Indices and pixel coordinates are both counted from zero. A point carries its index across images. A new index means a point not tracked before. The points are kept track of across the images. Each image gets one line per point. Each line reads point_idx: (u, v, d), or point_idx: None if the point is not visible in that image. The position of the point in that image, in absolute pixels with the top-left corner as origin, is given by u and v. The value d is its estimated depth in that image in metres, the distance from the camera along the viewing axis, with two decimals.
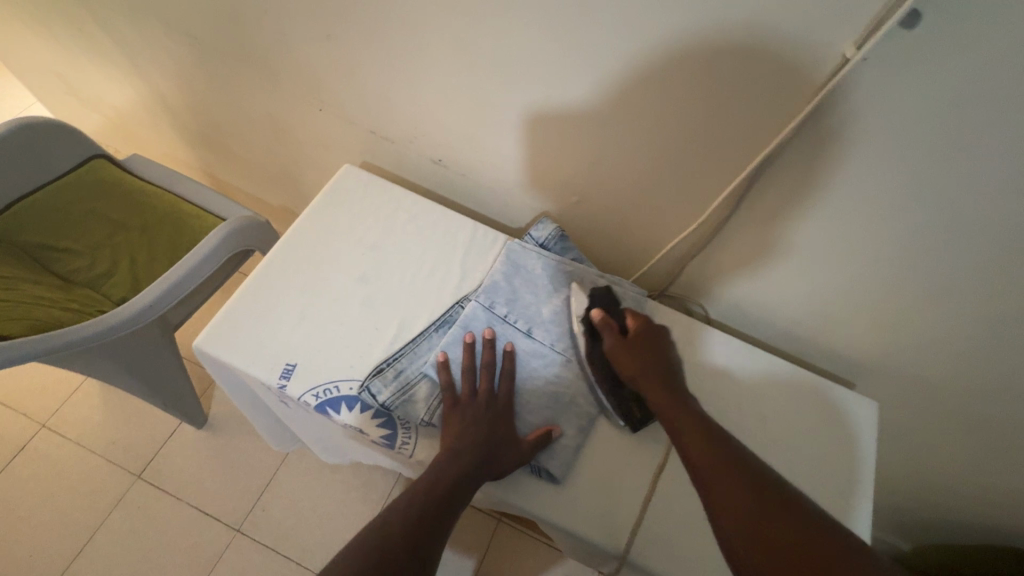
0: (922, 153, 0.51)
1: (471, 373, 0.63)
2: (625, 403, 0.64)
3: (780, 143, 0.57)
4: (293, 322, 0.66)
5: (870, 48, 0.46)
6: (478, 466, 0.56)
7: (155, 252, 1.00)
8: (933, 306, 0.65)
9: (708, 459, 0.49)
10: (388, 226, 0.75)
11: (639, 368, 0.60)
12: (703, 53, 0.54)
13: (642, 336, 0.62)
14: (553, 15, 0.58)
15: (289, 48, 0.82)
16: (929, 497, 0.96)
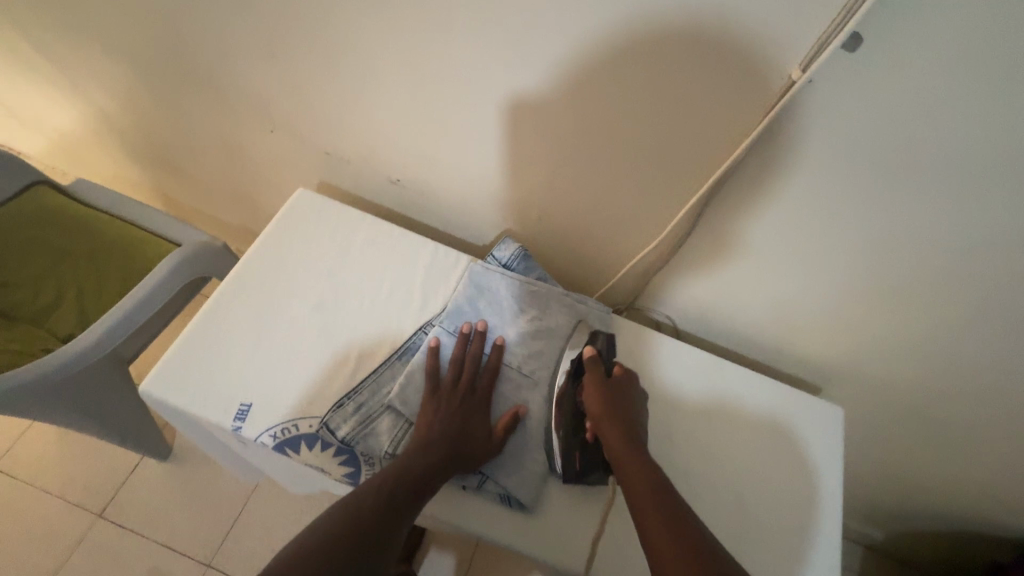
0: (872, 167, 0.52)
1: (455, 365, 0.64)
2: (569, 452, 0.61)
3: (736, 160, 0.57)
4: (249, 359, 0.64)
5: (815, 69, 0.46)
6: (448, 460, 0.56)
7: (105, 281, 0.95)
8: (889, 313, 0.66)
9: (657, 521, 0.48)
10: (346, 251, 0.73)
11: (608, 413, 0.59)
12: (656, 73, 0.54)
13: (619, 385, 0.62)
14: (504, 35, 0.57)
15: (237, 68, 0.79)
16: (895, 491, 0.98)
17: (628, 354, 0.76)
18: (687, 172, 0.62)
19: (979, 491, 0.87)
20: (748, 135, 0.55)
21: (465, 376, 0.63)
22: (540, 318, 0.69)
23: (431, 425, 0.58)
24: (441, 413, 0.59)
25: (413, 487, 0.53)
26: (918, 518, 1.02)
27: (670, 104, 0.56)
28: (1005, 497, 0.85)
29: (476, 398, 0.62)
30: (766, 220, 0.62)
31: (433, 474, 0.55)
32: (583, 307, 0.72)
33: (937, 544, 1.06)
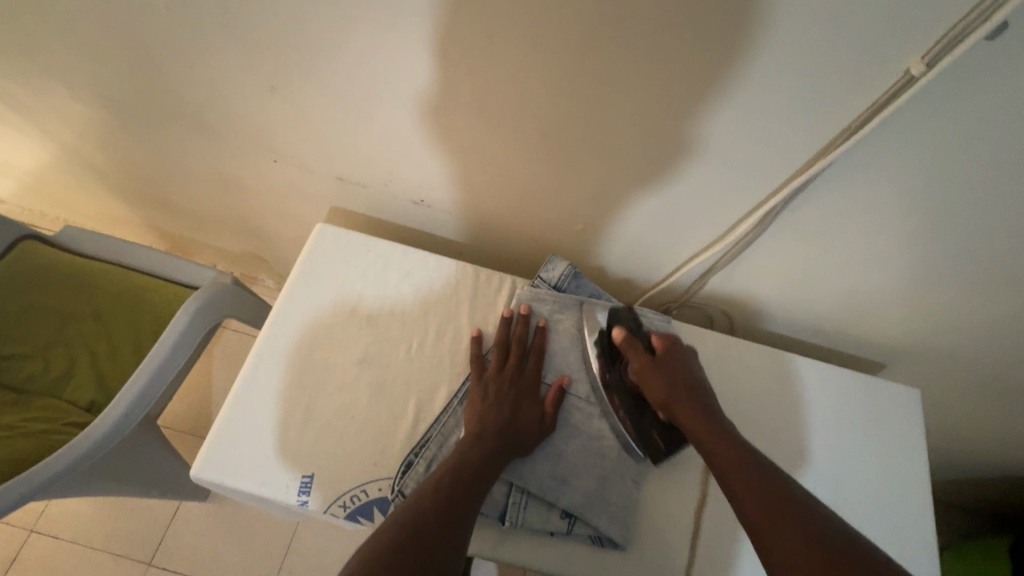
0: (978, 155, 0.48)
1: (501, 348, 0.63)
2: (647, 437, 0.60)
3: (825, 162, 0.52)
4: (301, 426, 0.59)
5: (943, 66, 0.41)
6: (504, 445, 0.55)
7: (117, 338, 0.89)
8: (977, 290, 0.63)
9: (752, 491, 0.45)
10: (380, 292, 0.67)
11: (669, 391, 0.56)
12: (738, 82, 0.47)
13: (670, 353, 0.59)
14: (552, 54, 0.49)
15: (226, 100, 0.69)
16: (957, 450, 0.97)
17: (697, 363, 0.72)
18: (757, 175, 0.57)
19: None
20: (846, 131, 0.50)
21: (512, 357, 0.62)
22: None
23: (486, 411, 0.57)
24: (492, 395, 0.59)
25: (472, 473, 0.51)
26: (977, 471, 1.02)
27: (750, 111, 0.50)
28: None
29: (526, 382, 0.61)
30: (846, 210, 0.58)
31: (488, 464, 0.53)
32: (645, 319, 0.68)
33: (993, 492, 1.07)
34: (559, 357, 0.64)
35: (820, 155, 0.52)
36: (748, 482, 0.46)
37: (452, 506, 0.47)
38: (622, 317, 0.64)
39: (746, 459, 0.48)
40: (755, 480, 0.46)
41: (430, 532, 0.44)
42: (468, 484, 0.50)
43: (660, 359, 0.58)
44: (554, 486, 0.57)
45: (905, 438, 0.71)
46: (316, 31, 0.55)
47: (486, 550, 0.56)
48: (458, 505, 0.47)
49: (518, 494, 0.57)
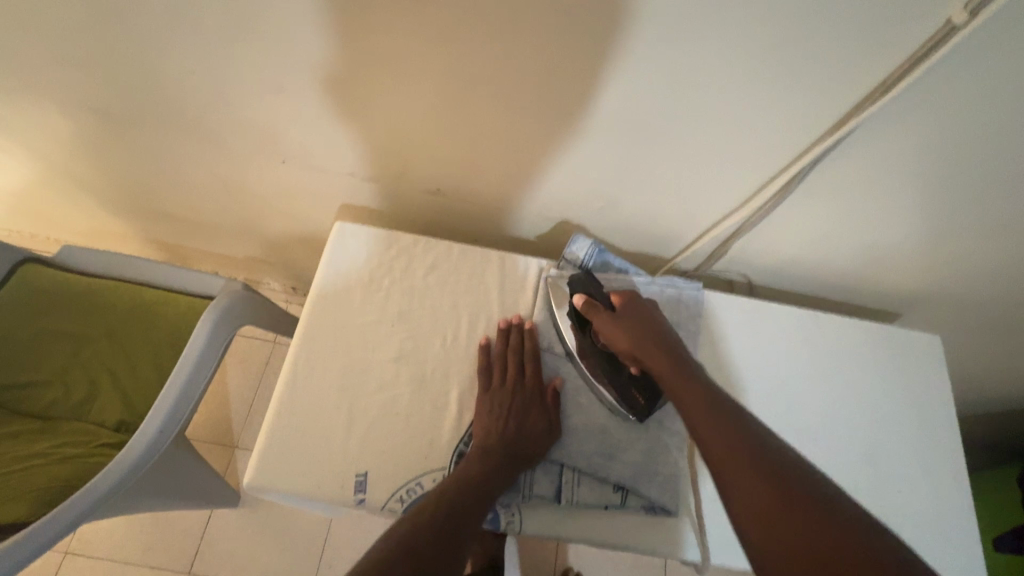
0: (1010, 104, 0.48)
1: (499, 359, 0.63)
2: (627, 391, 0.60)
3: (858, 121, 0.51)
4: (347, 427, 0.59)
5: (987, 15, 0.41)
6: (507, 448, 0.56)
7: (137, 355, 0.88)
8: (1003, 234, 0.64)
9: (713, 430, 0.47)
10: (408, 287, 0.67)
11: (638, 343, 0.56)
12: (770, 44, 0.47)
13: (628, 308, 0.60)
14: (579, 28, 0.48)
15: (228, 103, 0.67)
16: (972, 387, 1.00)
17: (724, 329, 0.73)
18: (784, 140, 0.57)
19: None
20: (878, 88, 0.49)
21: (512, 366, 0.62)
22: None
23: (491, 420, 0.58)
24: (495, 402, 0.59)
25: (473, 494, 0.51)
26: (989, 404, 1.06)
27: (781, 75, 0.49)
28: None
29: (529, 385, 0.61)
30: (874, 167, 0.58)
31: (490, 484, 0.53)
32: (671, 289, 0.70)
33: (1002, 420, 1.11)
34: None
35: (847, 117, 0.52)
36: (710, 423, 0.48)
37: (449, 527, 0.47)
38: (582, 280, 0.64)
39: (713, 404, 0.49)
40: (718, 419, 0.47)
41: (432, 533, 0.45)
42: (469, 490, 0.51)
43: (620, 314, 0.59)
44: (602, 462, 0.59)
45: (930, 383, 0.73)
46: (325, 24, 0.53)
47: (547, 529, 0.58)
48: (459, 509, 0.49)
49: (570, 472, 0.59)
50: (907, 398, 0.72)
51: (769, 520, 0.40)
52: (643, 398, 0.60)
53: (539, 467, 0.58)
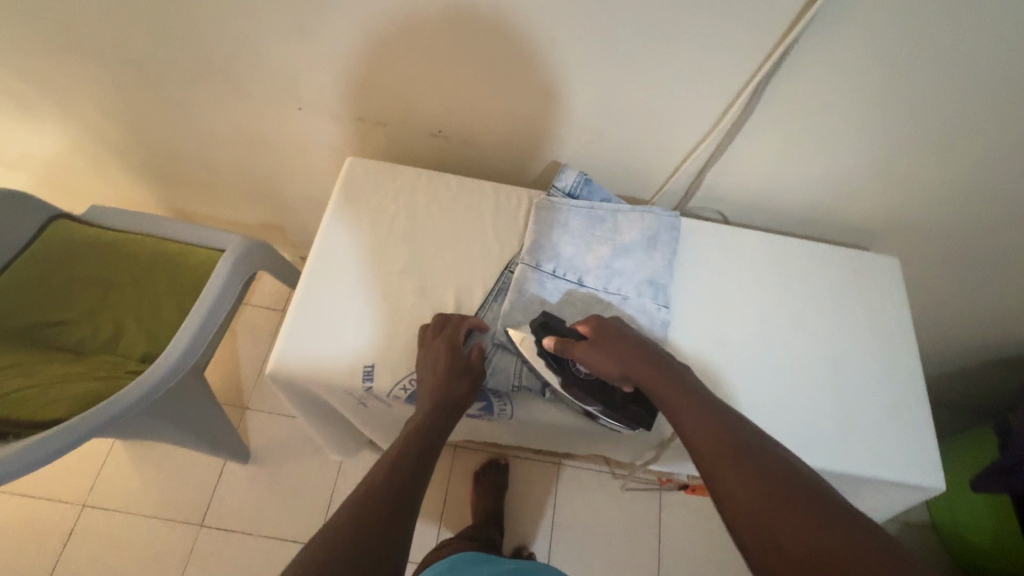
0: (930, 14, 0.55)
1: (436, 346, 0.62)
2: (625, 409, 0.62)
3: (796, 37, 0.59)
4: (355, 328, 0.66)
5: None
6: (444, 409, 0.58)
7: (160, 298, 0.95)
8: (944, 150, 0.71)
9: (704, 437, 0.51)
10: (412, 211, 0.74)
11: (626, 364, 0.59)
12: None
13: (602, 334, 0.61)
14: None
15: (250, 46, 0.75)
16: (936, 319, 1.08)
17: (705, 247, 0.78)
18: (739, 61, 0.63)
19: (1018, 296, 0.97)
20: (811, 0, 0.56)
21: (449, 353, 0.61)
22: (612, 237, 0.71)
23: (430, 380, 0.60)
24: (432, 363, 0.61)
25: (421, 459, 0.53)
26: (958, 338, 1.13)
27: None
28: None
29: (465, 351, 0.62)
30: (821, 85, 0.65)
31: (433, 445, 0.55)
32: (652, 216, 0.73)
33: (972, 358, 1.18)
34: (571, 259, 0.70)
35: (788, 30, 0.59)
36: (704, 431, 0.51)
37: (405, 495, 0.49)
38: (544, 325, 0.63)
39: (705, 411, 0.53)
40: (710, 425, 0.51)
41: (391, 494, 0.48)
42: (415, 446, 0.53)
43: (598, 344, 0.60)
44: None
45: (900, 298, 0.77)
46: None
47: (535, 417, 0.65)
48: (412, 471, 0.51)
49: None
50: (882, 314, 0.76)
51: (768, 525, 0.43)
52: (644, 409, 0.62)
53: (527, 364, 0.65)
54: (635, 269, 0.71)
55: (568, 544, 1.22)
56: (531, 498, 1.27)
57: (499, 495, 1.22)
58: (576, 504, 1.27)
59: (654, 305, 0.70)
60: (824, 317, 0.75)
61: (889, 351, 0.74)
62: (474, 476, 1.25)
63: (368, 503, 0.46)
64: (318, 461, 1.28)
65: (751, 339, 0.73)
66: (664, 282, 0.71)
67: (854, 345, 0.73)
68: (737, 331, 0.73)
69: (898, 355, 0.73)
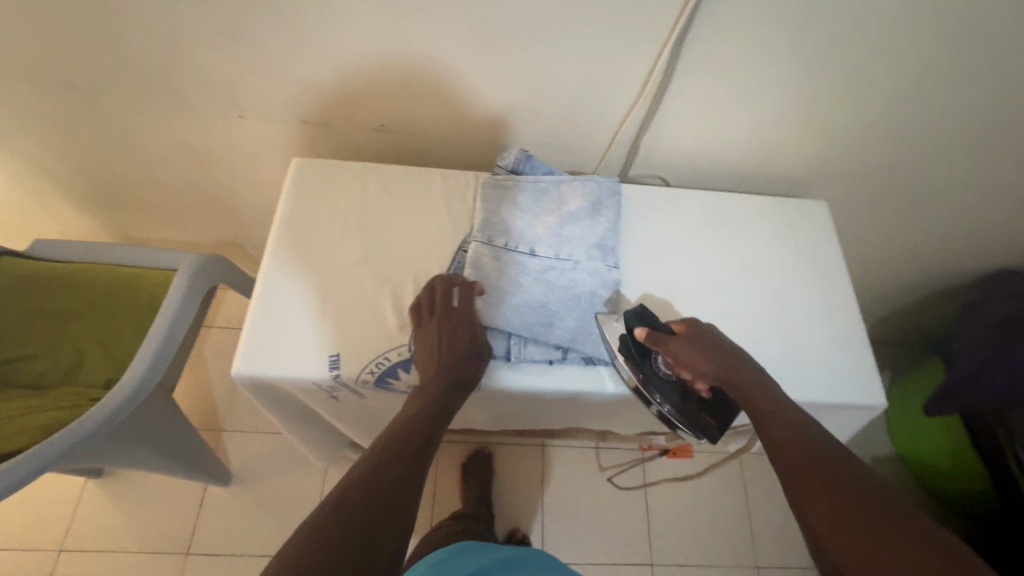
0: None
1: (435, 318, 0.66)
2: (695, 412, 0.66)
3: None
4: (317, 320, 0.67)
5: None
6: (450, 380, 0.62)
7: (118, 323, 0.94)
8: (851, 94, 0.77)
9: (796, 458, 0.53)
10: (362, 203, 0.76)
11: (717, 367, 0.62)
12: None
13: (694, 333, 0.66)
14: None
15: (181, 57, 0.75)
16: (875, 258, 1.15)
17: (649, 209, 0.82)
18: (654, 26, 0.67)
19: (942, 227, 1.05)
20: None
21: (444, 323, 0.65)
22: (558, 207, 0.74)
23: (430, 362, 0.63)
24: (433, 346, 0.64)
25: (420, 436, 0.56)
26: (896, 276, 1.21)
27: None
28: (955, 227, 1.04)
29: (462, 333, 0.65)
30: (732, 43, 0.69)
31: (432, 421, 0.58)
32: (594, 184, 0.76)
33: (912, 293, 1.27)
34: (522, 232, 0.72)
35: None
36: (797, 450, 0.54)
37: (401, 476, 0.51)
38: (641, 315, 0.69)
39: (796, 431, 0.56)
40: (800, 444, 0.54)
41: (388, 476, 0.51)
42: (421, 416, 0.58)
43: (691, 341, 0.65)
44: (543, 331, 0.68)
45: (832, 236, 0.83)
46: None
47: (501, 385, 0.68)
48: (415, 446, 0.55)
49: (517, 338, 0.68)
50: (817, 252, 0.81)
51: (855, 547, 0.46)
52: (714, 419, 0.66)
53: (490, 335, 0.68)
54: (583, 235, 0.74)
55: (559, 520, 1.25)
56: (519, 482, 1.29)
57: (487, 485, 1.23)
58: (563, 480, 1.30)
59: (605, 267, 0.74)
60: (765, 262, 0.80)
61: (826, 285, 0.79)
62: (461, 469, 1.26)
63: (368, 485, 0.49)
64: (303, 473, 1.27)
65: (699, 289, 0.77)
66: (612, 245, 0.75)
67: (794, 283, 0.79)
68: (686, 283, 0.77)
69: (834, 289, 0.79)
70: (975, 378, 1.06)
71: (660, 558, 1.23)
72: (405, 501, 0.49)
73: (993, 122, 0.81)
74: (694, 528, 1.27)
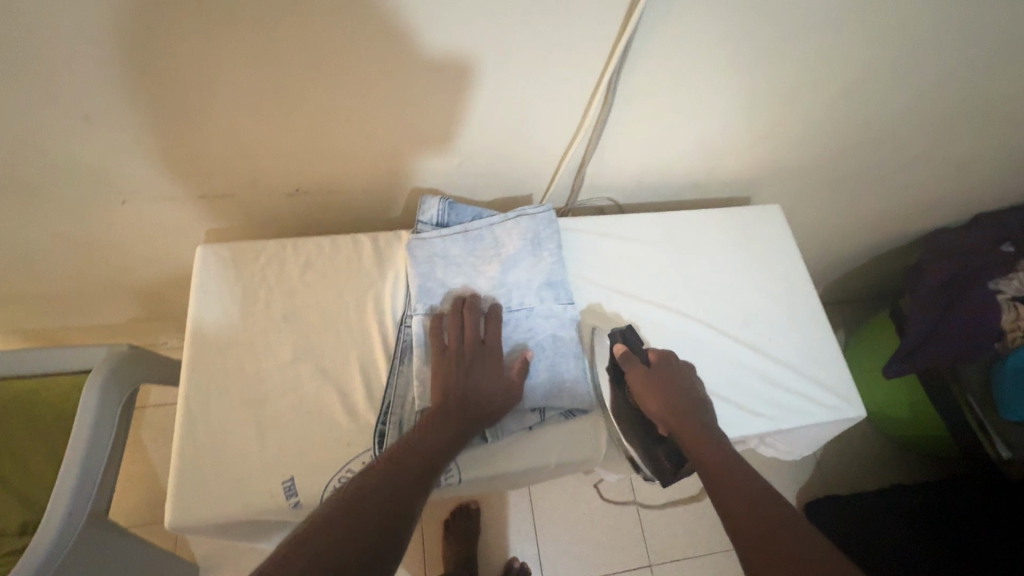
0: None
1: (455, 322, 0.62)
2: (647, 449, 0.63)
3: (632, 32, 0.58)
4: (259, 442, 0.59)
5: None
6: (480, 427, 0.58)
7: (23, 449, 0.81)
8: (789, 99, 0.74)
9: (719, 478, 0.52)
10: (289, 289, 0.67)
11: (668, 408, 0.60)
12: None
13: (664, 367, 0.63)
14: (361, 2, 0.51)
15: (35, 150, 0.62)
16: (822, 237, 1.16)
17: (603, 241, 0.76)
18: (585, 59, 0.62)
19: (882, 203, 1.06)
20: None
21: (467, 333, 0.62)
22: (496, 252, 0.68)
23: (445, 376, 0.59)
24: (459, 365, 0.60)
25: (428, 452, 0.54)
26: (842, 249, 1.23)
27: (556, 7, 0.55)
28: (894, 201, 1.06)
29: (487, 337, 0.62)
30: (667, 68, 0.65)
31: (445, 439, 0.55)
32: (529, 216, 0.69)
33: (857, 261, 1.30)
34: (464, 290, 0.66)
35: (626, 20, 0.57)
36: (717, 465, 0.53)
37: (404, 483, 0.51)
38: (626, 334, 0.68)
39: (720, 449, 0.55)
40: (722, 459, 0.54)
41: (393, 483, 0.50)
42: (439, 453, 0.54)
43: (653, 374, 0.63)
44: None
45: (788, 236, 0.81)
46: (114, 49, 0.52)
47: (484, 472, 0.61)
48: (420, 457, 0.53)
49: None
50: (774, 257, 0.79)
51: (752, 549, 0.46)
52: (669, 460, 0.63)
53: None
54: (530, 275, 0.68)
55: (555, 542, 1.23)
56: (508, 512, 1.25)
57: (471, 542, 1.19)
58: (552, 501, 1.27)
59: (560, 306, 0.67)
60: (728, 280, 0.77)
61: (789, 293, 0.77)
62: (445, 526, 1.21)
63: (371, 492, 0.49)
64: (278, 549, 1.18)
65: (667, 322, 0.73)
66: (562, 279, 0.68)
67: (759, 297, 0.77)
68: (653, 315, 0.73)
69: (799, 296, 0.77)
70: (929, 339, 1.08)
71: (658, 559, 1.24)
72: (407, 498, 0.50)
73: (927, 103, 0.80)
74: (687, 522, 1.29)
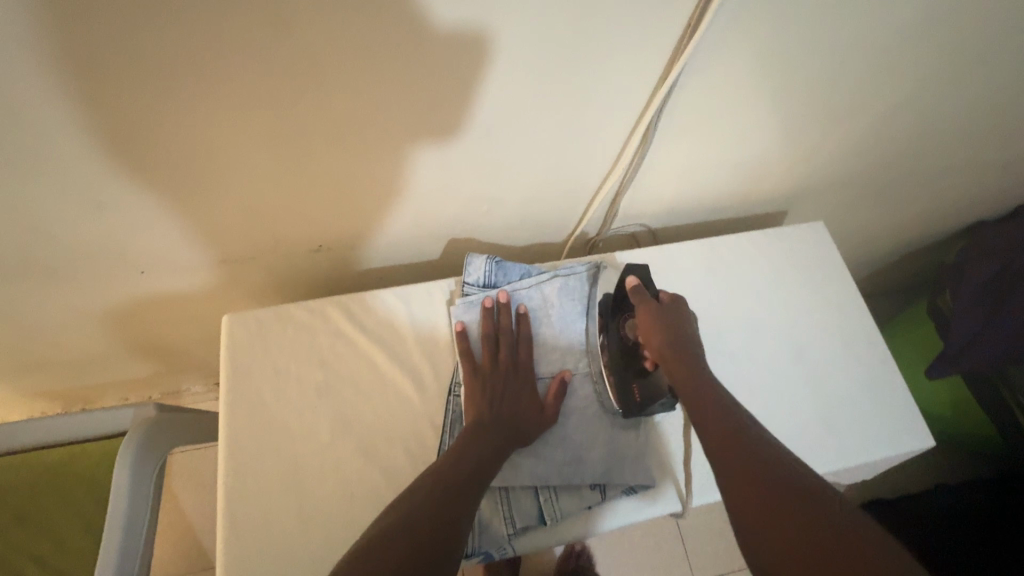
0: (791, 18, 0.54)
1: (491, 344, 0.64)
2: (625, 383, 0.62)
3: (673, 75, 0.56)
4: (304, 527, 0.56)
5: None
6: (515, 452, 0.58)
7: (57, 520, 0.78)
8: (829, 119, 0.71)
9: (718, 435, 0.51)
10: (323, 357, 0.64)
11: (665, 341, 0.59)
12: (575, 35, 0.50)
13: (672, 307, 0.61)
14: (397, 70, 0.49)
15: (50, 234, 0.59)
16: (857, 242, 1.12)
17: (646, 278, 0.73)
18: (622, 101, 0.60)
19: (923, 204, 1.02)
20: (687, 30, 0.52)
21: (502, 352, 0.64)
22: (544, 314, 0.67)
23: (479, 397, 0.60)
24: (497, 390, 0.61)
25: (467, 483, 0.52)
26: (876, 250, 1.19)
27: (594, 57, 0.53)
28: (934, 202, 1.02)
29: (521, 355, 0.64)
30: (706, 100, 0.63)
31: (486, 462, 0.54)
32: (575, 276, 0.68)
33: (892, 259, 1.26)
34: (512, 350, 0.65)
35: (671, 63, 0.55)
36: (719, 426, 0.51)
37: (447, 510, 0.48)
38: (638, 269, 0.65)
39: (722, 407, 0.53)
40: (724, 420, 0.51)
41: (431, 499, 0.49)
42: (478, 477, 0.53)
43: (662, 309, 0.61)
44: (572, 471, 0.60)
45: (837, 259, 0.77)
46: (135, 134, 0.50)
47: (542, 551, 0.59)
48: (457, 491, 0.50)
49: (545, 492, 0.59)
50: (823, 280, 0.76)
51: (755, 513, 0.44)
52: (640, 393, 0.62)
53: (519, 495, 0.58)
54: (577, 336, 0.67)
55: None
56: None
57: None
58: None
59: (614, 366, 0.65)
60: (779, 310, 0.73)
61: (842, 318, 0.74)
62: None
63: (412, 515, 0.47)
64: None
65: (717, 360, 0.70)
66: None
67: (810, 325, 0.73)
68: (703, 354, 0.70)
69: (852, 320, 0.74)
70: (974, 342, 1.01)
71: None
72: (450, 523, 0.47)
73: (975, 109, 0.76)
74: None
